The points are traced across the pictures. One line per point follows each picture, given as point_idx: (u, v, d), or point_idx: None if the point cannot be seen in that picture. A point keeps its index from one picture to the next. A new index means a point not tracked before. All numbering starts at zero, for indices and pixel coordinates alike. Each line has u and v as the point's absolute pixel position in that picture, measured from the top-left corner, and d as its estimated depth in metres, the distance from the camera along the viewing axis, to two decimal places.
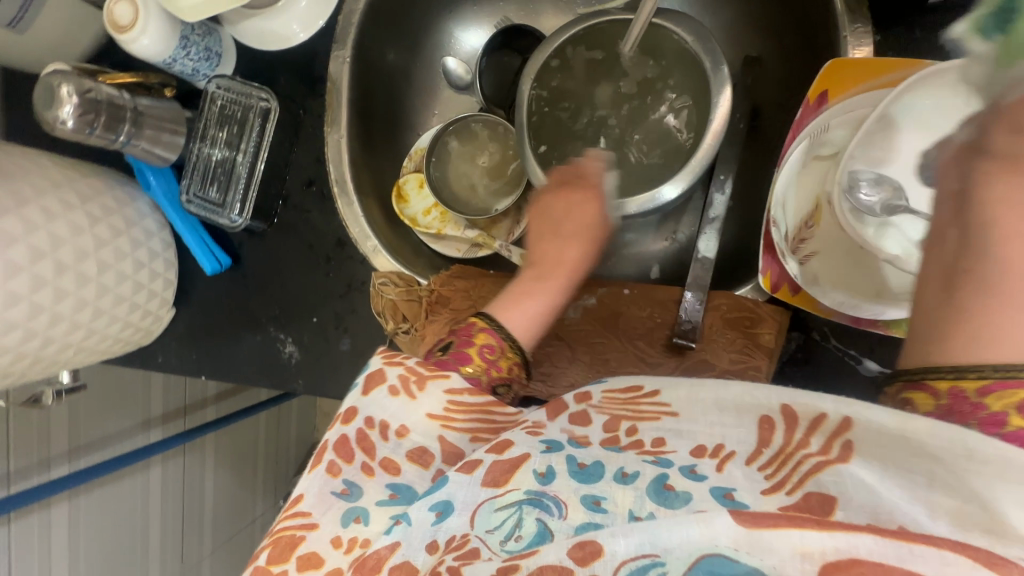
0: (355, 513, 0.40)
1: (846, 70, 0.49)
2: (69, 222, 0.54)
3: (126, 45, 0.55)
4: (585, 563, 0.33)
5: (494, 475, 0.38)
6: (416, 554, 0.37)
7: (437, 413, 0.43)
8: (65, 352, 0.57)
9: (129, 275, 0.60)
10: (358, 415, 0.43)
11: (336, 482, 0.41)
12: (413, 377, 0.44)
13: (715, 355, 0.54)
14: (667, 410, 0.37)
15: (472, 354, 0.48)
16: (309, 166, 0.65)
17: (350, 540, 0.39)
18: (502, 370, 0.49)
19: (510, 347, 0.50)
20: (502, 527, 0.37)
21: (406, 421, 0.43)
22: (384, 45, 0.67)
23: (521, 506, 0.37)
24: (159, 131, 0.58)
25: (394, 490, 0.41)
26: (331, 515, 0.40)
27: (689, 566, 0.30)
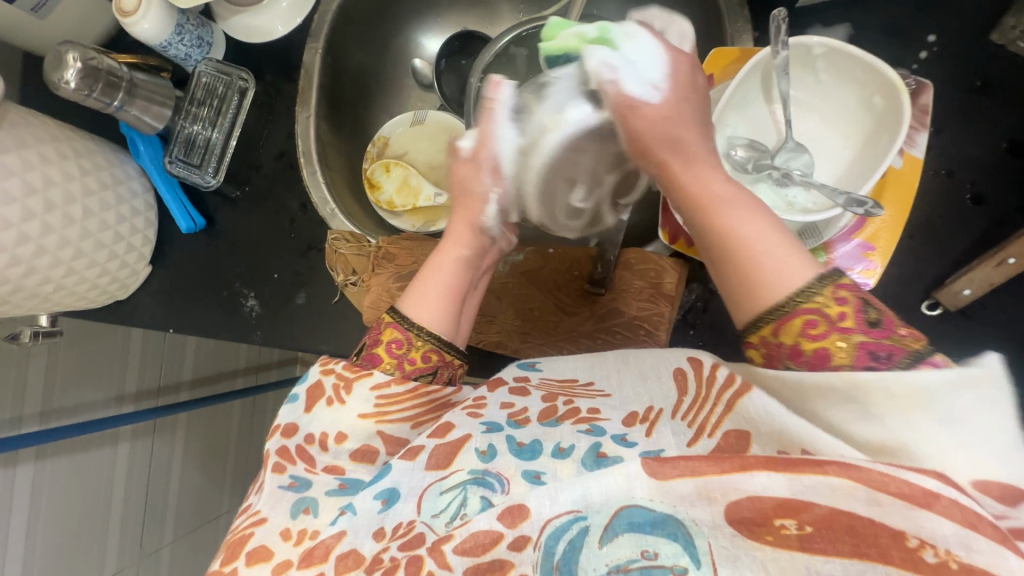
0: (306, 504, 0.44)
1: (728, 56, 0.57)
2: (62, 169, 0.62)
3: (129, 27, 0.65)
4: (515, 525, 0.35)
5: (438, 458, 0.43)
6: (363, 541, 0.40)
7: (368, 412, 0.48)
8: (45, 287, 0.64)
9: (111, 225, 0.67)
10: (299, 428, 0.48)
11: (285, 478, 0.45)
12: (342, 383, 0.48)
13: (625, 303, 0.61)
14: (602, 393, 0.47)
15: (381, 353, 0.51)
16: (281, 140, 0.74)
17: (299, 532, 0.42)
18: (416, 361, 0.51)
19: (419, 338, 0.51)
20: (448, 508, 0.40)
21: (344, 428, 0.47)
22: (355, 43, 0.77)
23: (466, 486, 0.41)
24: (150, 103, 0.67)
25: (343, 483, 0.45)
26: (280, 511, 0.43)
27: (609, 517, 0.33)
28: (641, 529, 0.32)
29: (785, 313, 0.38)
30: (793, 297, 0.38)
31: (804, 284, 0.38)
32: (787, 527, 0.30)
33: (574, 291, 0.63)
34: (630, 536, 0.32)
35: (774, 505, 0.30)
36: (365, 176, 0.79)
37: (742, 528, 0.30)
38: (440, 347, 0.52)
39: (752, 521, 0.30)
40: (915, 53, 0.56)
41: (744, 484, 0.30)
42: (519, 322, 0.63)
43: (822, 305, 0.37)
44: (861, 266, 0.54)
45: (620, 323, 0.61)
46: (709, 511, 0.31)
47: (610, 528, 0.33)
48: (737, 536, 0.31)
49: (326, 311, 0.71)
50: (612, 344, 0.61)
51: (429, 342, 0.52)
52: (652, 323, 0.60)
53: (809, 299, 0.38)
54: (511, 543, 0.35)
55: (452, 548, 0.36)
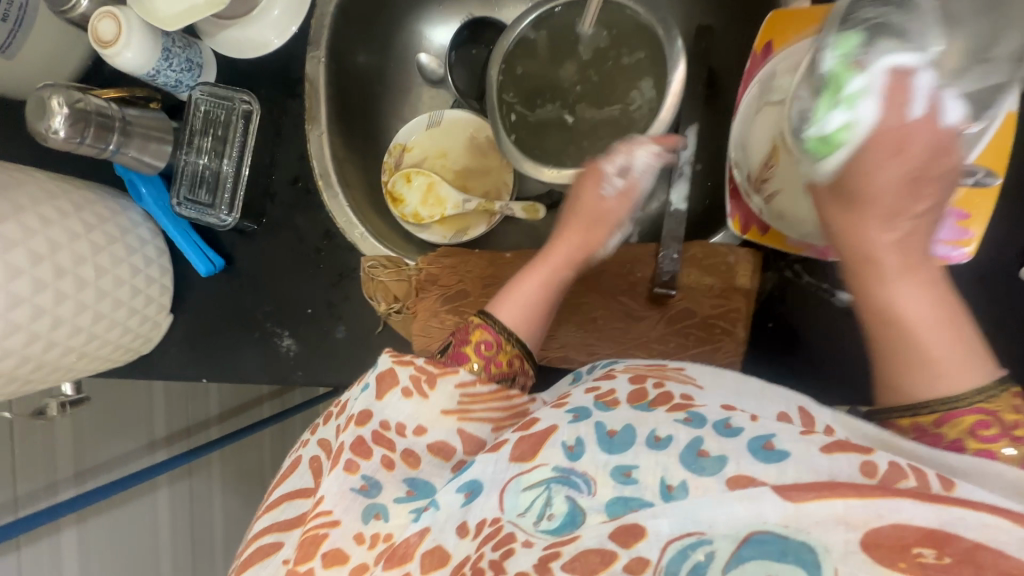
0: (375, 508, 0.40)
1: (786, 21, 0.52)
2: (65, 229, 0.56)
3: (110, 58, 0.58)
4: (630, 544, 0.34)
5: (522, 450, 0.39)
6: (448, 538, 0.37)
7: (452, 408, 0.45)
8: (67, 358, 0.59)
9: (126, 280, 0.62)
10: (374, 418, 0.43)
11: (355, 476, 0.41)
12: (425, 376, 0.45)
13: (696, 303, 0.57)
14: (694, 382, 0.42)
15: (469, 352, 0.49)
16: (294, 164, 0.67)
17: (373, 536, 0.39)
18: (501, 364, 0.50)
19: (509, 341, 0.50)
20: (533, 506, 0.37)
21: (424, 421, 0.44)
22: (358, 44, 0.70)
23: (550, 485, 0.37)
24: (147, 140, 0.61)
25: (411, 487, 0.41)
26: (350, 511, 0.39)
27: (738, 542, 0.33)
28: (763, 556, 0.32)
29: (953, 407, 0.39)
30: (954, 396, 0.39)
31: (980, 385, 0.39)
32: (925, 556, 0.30)
33: (641, 294, 0.58)
34: (758, 564, 0.32)
35: (913, 534, 0.30)
36: (387, 190, 0.73)
37: (876, 555, 0.31)
38: (524, 353, 0.51)
39: (885, 552, 0.31)
40: None
41: (889, 512, 0.30)
42: (583, 333, 0.59)
43: (993, 407, 0.38)
44: (958, 237, 0.50)
45: (693, 325, 0.57)
46: (844, 537, 0.31)
47: (738, 554, 0.33)
48: (867, 562, 0.30)
49: (369, 343, 0.66)
50: (685, 347, 0.57)
51: (517, 349, 0.51)
52: (729, 321, 0.56)
53: (970, 402, 0.38)
54: (625, 564, 0.34)
55: (559, 565, 0.35)
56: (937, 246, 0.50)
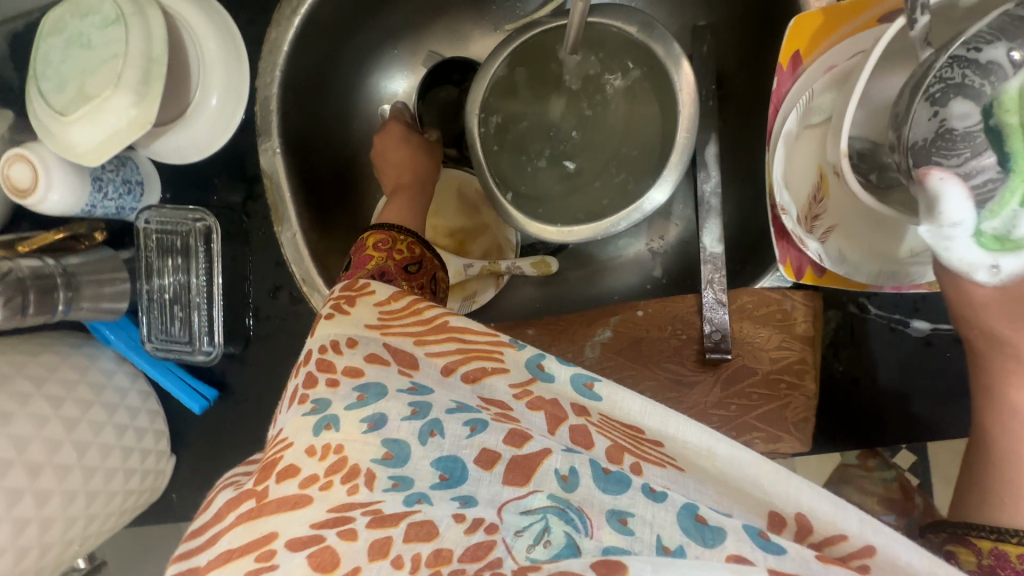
0: (325, 421, 0.33)
1: (814, 23, 0.44)
2: (31, 415, 0.49)
3: (34, 207, 0.50)
4: None
5: (513, 472, 0.30)
6: (438, 513, 0.29)
7: (374, 323, 0.39)
8: (69, 546, 0.53)
9: (115, 444, 0.55)
10: (314, 351, 0.38)
11: (307, 405, 0.35)
12: (345, 301, 0.42)
13: (754, 358, 0.51)
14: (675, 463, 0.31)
15: (371, 253, 0.51)
16: (271, 271, 0.59)
17: (323, 447, 0.32)
18: (402, 252, 0.52)
19: (403, 234, 0.54)
20: (530, 527, 0.29)
21: (355, 333, 0.38)
22: (314, 118, 0.61)
23: (547, 515, 0.29)
24: (99, 286, 0.54)
25: (372, 420, 0.32)
26: (302, 433, 0.33)
27: None
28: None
29: None
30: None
31: None
32: None
33: (690, 357, 0.52)
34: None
35: None
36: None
37: None
38: (419, 240, 0.54)
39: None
40: None
41: None
42: None
43: None
44: None
45: (755, 384, 0.51)
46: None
47: None
48: None
49: None
50: (749, 408, 0.51)
51: (411, 236, 0.54)
52: (794, 374, 0.50)
53: None
54: None
55: None
56: None
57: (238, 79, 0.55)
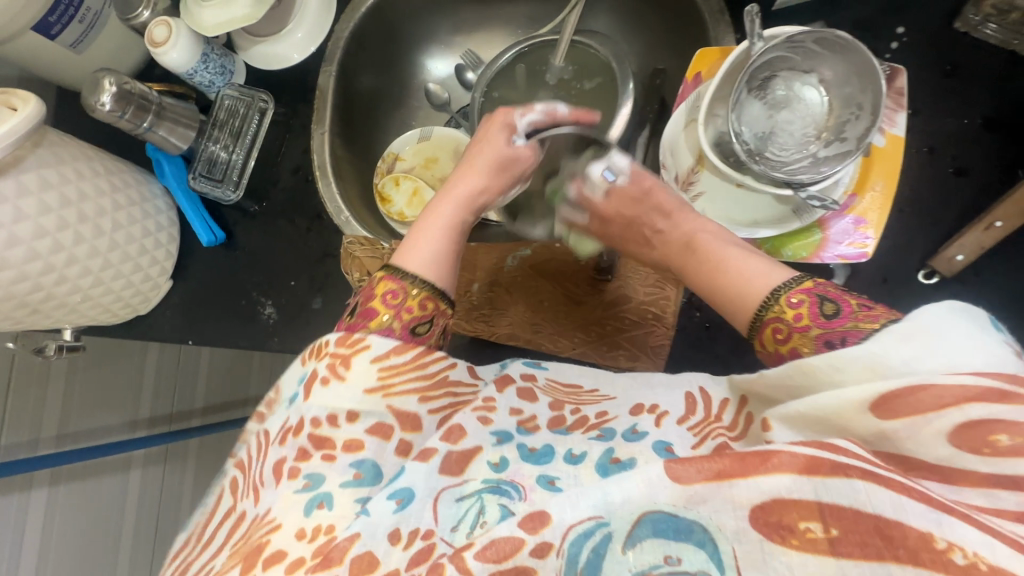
0: (319, 499, 0.41)
1: (713, 56, 0.62)
2: (94, 185, 0.65)
3: (159, 57, 0.70)
4: (536, 530, 0.36)
5: (449, 465, 0.44)
6: (379, 545, 0.39)
7: (374, 387, 0.45)
8: (73, 297, 0.66)
9: (137, 238, 0.70)
10: (305, 422, 0.44)
11: (298, 481, 0.42)
12: (339, 361, 0.45)
13: (632, 288, 0.63)
14: (608, 397, 0.51)
15: (377, 305, 0.49)
16: (298, 156, 0.78)
17: (314, 528, 0.40)
18: (412, 310, 0.49)
19: (416, 287, 0.50)
20: (466, 518, 0.41)
21: (352, 404, 0.44)
22: (367, 67, 0.83)
23: (482, 495, 0.43)
24: (176, 124, 0.72)
25: (358, 471, 0.43)
26: (292, 510, 0.40)
27: (633, 523, 0.34)
28: (666, 535, 0.33)
29: (757, 325, 0.44)
30: (756, 312, 0.44)
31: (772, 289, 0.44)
32: (813, 530, 0.30)
33: (584, 280, 0.65)
34: (655, 541, 0.33)
35: (796, 508, 0.31)
36: (377, 190, 0.83)
37: (768, 531, 0.31)
38: (436, 294, 0.50)
39: (781, 524, 0.31)
40: (886, 44, 0.60)
41: (772, 488, 0.31)
42: (530, 313, 0.66)
43: (779, 313, 0.43)
44: (858, 240, 0.57)
45: (628, 309, 0.63)
46: (734, 516, 0.32)
47: (635, 533, 0.34)
48: (765, 542, 0.31)
49: (341, 314, 0.73)
50: (620, 329, 0.63)
51: (425, 290, 0.50)
52: (659, 307, 0.62)
53: (769, 311, 0.43)
54: (532, 549, 0.36)
55: (473, 554, 0.36)
56: (836, 246, 0.57)
57: (324, 22, 0.78)
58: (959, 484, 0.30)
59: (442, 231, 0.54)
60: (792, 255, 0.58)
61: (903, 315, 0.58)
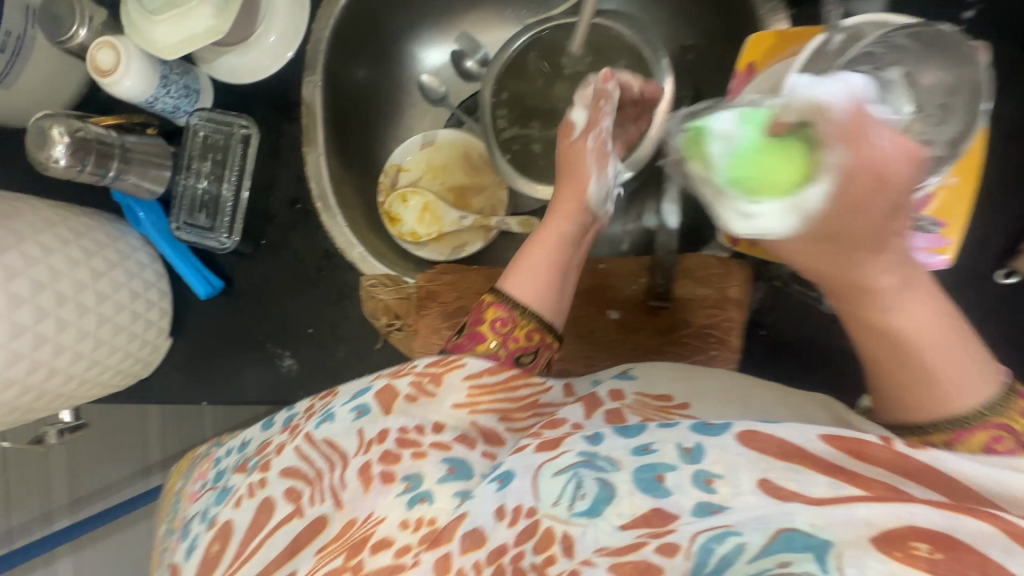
0: (421, 494, 0.37)
1: (766, 43, 0.55)
2: (66, 256, 0.56)
3: (110, 88, 0.59)
4: (659, 534, 0.32)
5: (544, 441, 0.37)
6: (484, 522, 0.35)
7: (462, 402, 0.41)
8: (68, 384, 0.59)
9: (126, 305, 0.62)
10: (389, 432, 0.40)
11: (396, 483, 0.38)
12: (428, 377, 0.42)
13: (689, 312, 0.59)
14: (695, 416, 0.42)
15: (485, 330, 0.47)
16: (292, 186, 0.68)
17: (416, 521, 0.37)
18: (520, 340, 0.48)
19: (523, 315, 0.48)
20: (565, 493, 0.35)
21: (440, 418, 0.40)
22: (354, 67, 0.71)
23: (578, 469, 0.35)
24: (146, 166, 0.62)
25: (453, 466, 0.38)
26: (393, 508, 0.37)
27: (766, 536, 0.30)
28: (792, 544, 0.29)
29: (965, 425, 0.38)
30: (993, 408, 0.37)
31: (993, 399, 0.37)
32: (918, 548, 0.27)
33: (637, 307, 0.60)
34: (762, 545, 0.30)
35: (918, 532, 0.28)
36: (383, 210, 0.74)
37: (881, 542, 0.28)
38: (543, 327, 0.49)
39: (892, 535, 0.28)
40: (959, 13, 0.54)
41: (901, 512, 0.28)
42: (581, 346, 0.61)
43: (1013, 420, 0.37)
44: (935, 244, 0.52)
45: (688, 336, 0.59)
46: (858, 528, 0.28)
47: (764, 548, 0.30)
48: (869, 550, 0.28)
49: (370, 359, 0.67)
50: (681, 356, 0.59)
51: (533, 321, 0.48)
52: (721, 330, 0.58)
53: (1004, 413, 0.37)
54: (658, 546, 0.32)
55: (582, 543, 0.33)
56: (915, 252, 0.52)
57: (298, 18, 0.66)
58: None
59: (543, 250, 0.52)
60: None
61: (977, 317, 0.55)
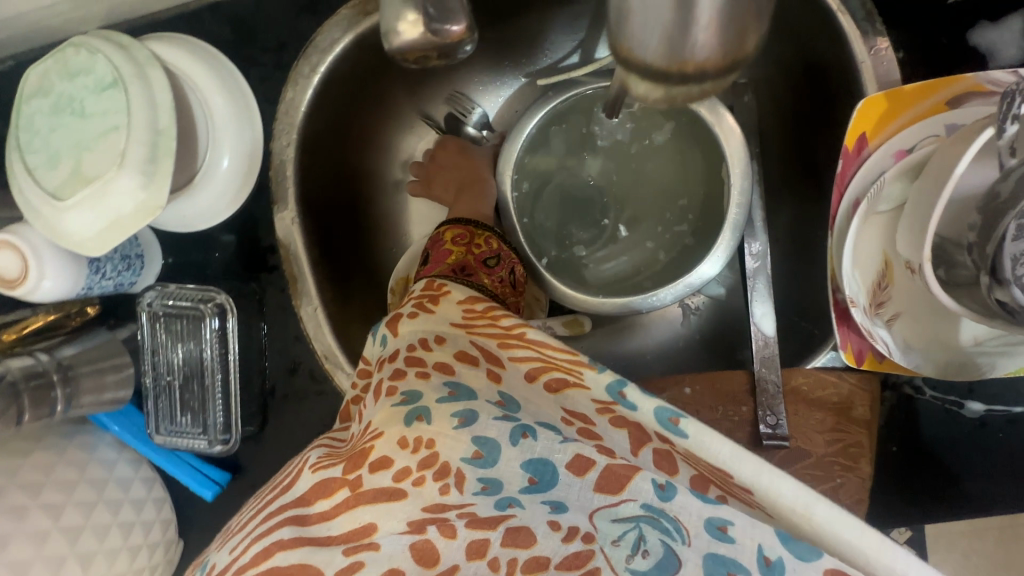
0: (416, 412, 0.32)
1: (877, 108, 0.42)
2: (30, 533, 0.45)
3: (25, 296, 0.44)
4: None
5: (606, 482, 0.29)
6: (535, 522, 0.29)
7: (460, 322, 0.39)
8: None
9: (120, 545, 0.50)
10: (401, 350, 0.37)
11: (396, 396, 0.34)
12: (427, 300, 0.41)
13: (806, 440, 0.49)
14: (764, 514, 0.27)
15: (450, 247, 0.51)
16: (290, 346, 0.55)
17: (416, 440, 0.31)
18: (480, 247, 0.51)
19: (477, 228, 0.52)
20: (626, 538, 0.29)
21: (445, 337, 0.37)
22: (333, 176, 0.56)
23: (640, 523, 0.28)
24: (101, 374, 0.49)
25: (481, 448, 0.31)
26: (388, 424, 0.32)
27: None
28: None
29: None
30: None
31: None
32: None
33: (742, 439, 0.50)
34: None
35: None
36: None
37: None
38: (496, 237, 0.52)
39: None
40: None
41: None
42: None
43: None
44: None
45: (807, 466, 0.49)
46: None
47: None
48: None
49: None
50: None
51: (488, 231, 0.52)
52: (848, 456, 0.48)
53: None
54: None
55: None
56: None
57: (251, 138, 0.51)
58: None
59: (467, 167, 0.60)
60: None
61: None
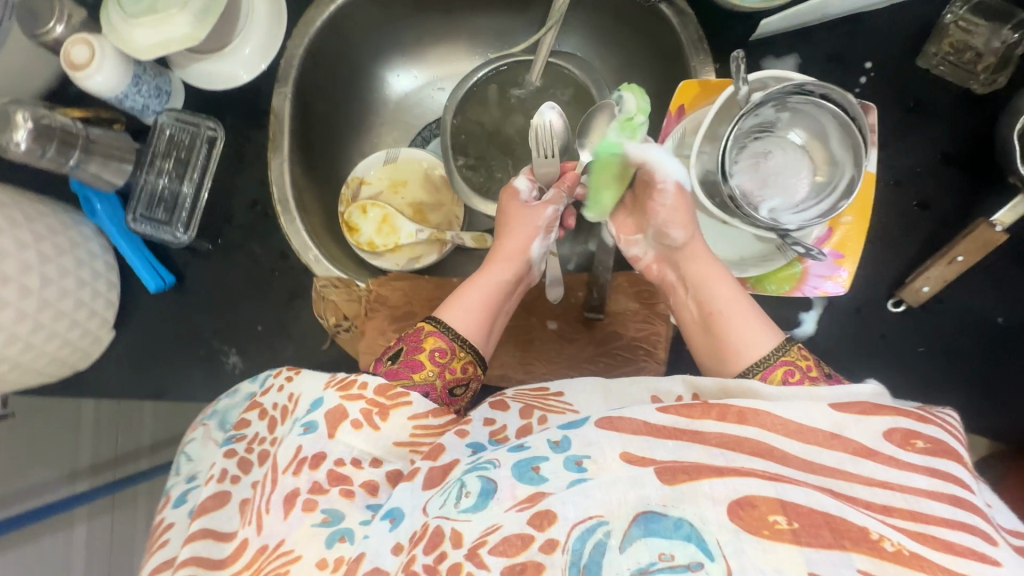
0: (341, 533, 0.40)
1: (697, 89, 0.61)
2: (14, 237, 0.57)
3: (80, 82, 0.61)
4: (543, 529, 0.34)
5: (432, 478, 0.41)
6: (384, 558, 0.38)
7: (403, 439, 0.45)
8: (1, 367, 0.59)
9: (71, 291, 0.62)
10: (325, 458, 0.43)
11: (315, 514, 0.41)
12: (376, 408, 0.45)
13: (622, 325, 0.63)
14: (572, 409, 0.46)
15: (422, 359, 0.51)
16: (254, 189, 0.71)
17: (336, 560, 0.39)
18: (455, 371, 0.52)
19: (462, 347, 0.53)
20: (453, 493, 0.38)
21: (377, 453, 0.44)
22: (324, 83, 0.75)
23: (463, 476, 0.39)
24: (108, 158, 0.64)
25: (373, 510, 0.42)
26: (310, 544, 0.40)
27: (630, 520, 0.33)
28: (656, 532, 0.32)
29: (767, 367, 0.47)
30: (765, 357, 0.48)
31: (768, 352, 0.48)
32: (779, 521, 0.31)
33: (574, 318, 0.64)
34: (647, 540, 0.32)
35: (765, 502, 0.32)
36: (342, 220, 0.77)
37: (746, 523, 0.32)
38: (475, 358, 0.54)
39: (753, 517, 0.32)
40: (856, 78, 0.62)
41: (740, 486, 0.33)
42: (520, 354, 0.64)
43: (795, 359, 0.47)
44: (832, 272, 0.59)
45: (618, 346, 0.63)
46: (714, 509, 0.32)
47: (631, 532, 0.32)
48: (740, 532, 0.31)
49: (316, 361, 0.69)
50: (611, 367, 0.63)
51: (469, 352, 0.53)
52: (649, 343, 0.62)
53: (784, 355, 0.48)
54: (540, 546, 0.34)
55: (490, 550, 0.34)
56: (816, 279, 0.59)
57: (274, 34, 0.70)
58: (893, 488, 0.34)
59: (480, 289, 0.56)
60: (776, 288, 0.60)
61: (874, 342, 0.61)
